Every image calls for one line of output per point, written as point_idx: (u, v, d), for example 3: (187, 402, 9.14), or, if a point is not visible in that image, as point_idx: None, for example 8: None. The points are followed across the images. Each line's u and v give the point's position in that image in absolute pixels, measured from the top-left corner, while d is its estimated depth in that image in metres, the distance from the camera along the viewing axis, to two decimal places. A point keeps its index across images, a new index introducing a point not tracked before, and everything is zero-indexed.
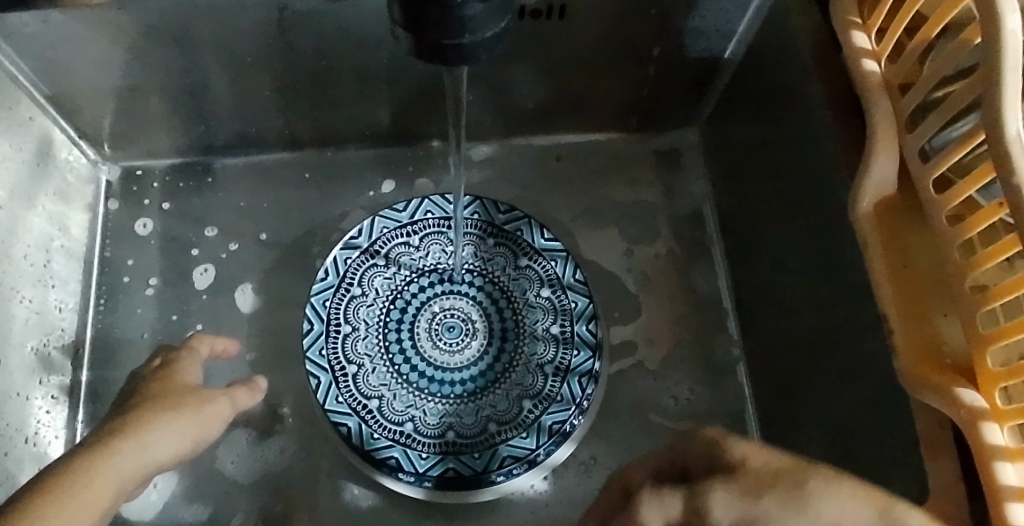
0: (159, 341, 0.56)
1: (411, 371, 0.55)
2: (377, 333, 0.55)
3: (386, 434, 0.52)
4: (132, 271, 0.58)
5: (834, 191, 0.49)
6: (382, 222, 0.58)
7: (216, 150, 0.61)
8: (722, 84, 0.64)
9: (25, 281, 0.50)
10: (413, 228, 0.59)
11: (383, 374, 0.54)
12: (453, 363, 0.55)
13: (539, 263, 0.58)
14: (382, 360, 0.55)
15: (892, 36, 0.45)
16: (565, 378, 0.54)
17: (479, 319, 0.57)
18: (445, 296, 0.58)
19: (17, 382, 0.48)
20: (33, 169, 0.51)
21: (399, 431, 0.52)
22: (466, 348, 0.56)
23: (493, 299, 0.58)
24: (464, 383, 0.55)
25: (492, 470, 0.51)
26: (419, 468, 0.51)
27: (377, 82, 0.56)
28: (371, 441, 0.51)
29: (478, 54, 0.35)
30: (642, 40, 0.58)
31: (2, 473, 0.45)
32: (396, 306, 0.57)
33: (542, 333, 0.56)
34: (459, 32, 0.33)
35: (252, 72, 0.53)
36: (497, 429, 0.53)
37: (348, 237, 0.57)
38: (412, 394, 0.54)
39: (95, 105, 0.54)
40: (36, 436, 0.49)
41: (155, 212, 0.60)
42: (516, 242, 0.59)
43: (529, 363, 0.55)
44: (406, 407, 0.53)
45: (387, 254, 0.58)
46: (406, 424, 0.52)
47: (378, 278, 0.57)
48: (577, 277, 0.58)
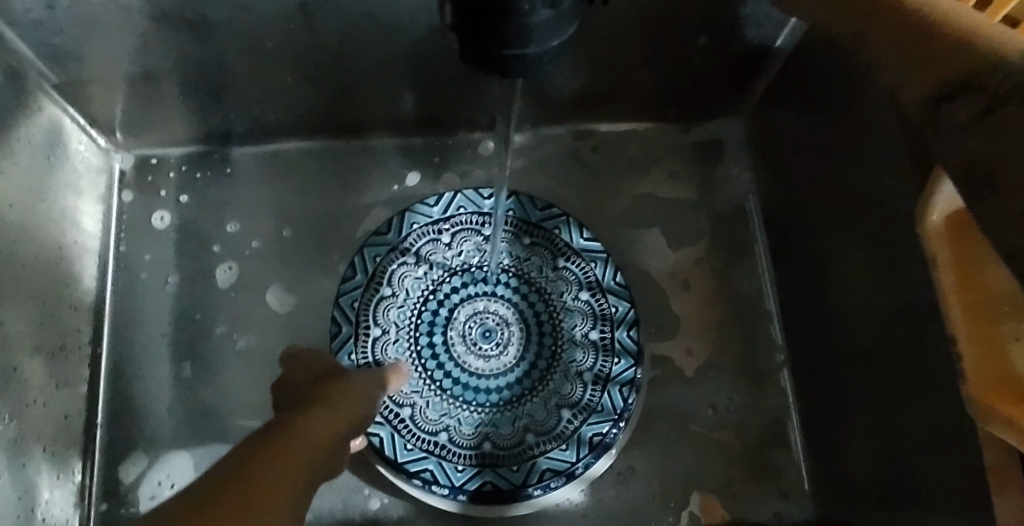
0: (181, 341, 0.54)
1: (445, 378, 0.52)
2: (408, 337, 0.53)
3: (420, 445, 0.50)
4: (150, 267, 0.55)
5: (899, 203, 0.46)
6: (412, 217, 0.55)
7: (232, 138, 0.57)
8: (770, 74, 0.59)
9: (38, 282, 0.47)
10: (445, 224, 0.56)
11: (414, 379, 0.52)
12: (488, 369, 0.53)
13: (578, 264, 0.55)
14: (414, 365, 0.52)
15: None
16: (604, 386, 0.52)
17: (515, 322, 0.55)
18: (478, 297, 0.55)
19: (36, 391, 0.46)
20: (43, 162, 0.48)
21: (434, 442, 0.50)
22: (502, 354, 0.53)
23: (529, 301, 0.55)
24: (499, 391, 0.52)
25: (531, 485, 0.49)
26: (454, 482, 0.49)
27: (404, 69, 0.52)
28: (404, 453, 0.49)
29: (543, 64, 0.29)
30: (691, 28, 0.54)
31: (21, 487, 0.43)
32: (428, 307, 0.54)
33: (580, 339, 0.54)
34: (523, 42, 0.27)
35: (270, 57, 0.49)
36: (535, 441, 0.51)
37: (377, 233, 0.54)
38: (445, 402, 0.52)
39: (103, 92, 0.51)
40: (56, 443, 0.47)
41: (172, 205, 0.57)
42: (552, 242, 0.56)
43: (567, 371, 0.53)
44: (440, 416, 0.51)
45: (417, 251, 0.55)
46: (441, 434, 0.50)
47: (408, 278, 0.54)
48: (617, 280, 0.55)
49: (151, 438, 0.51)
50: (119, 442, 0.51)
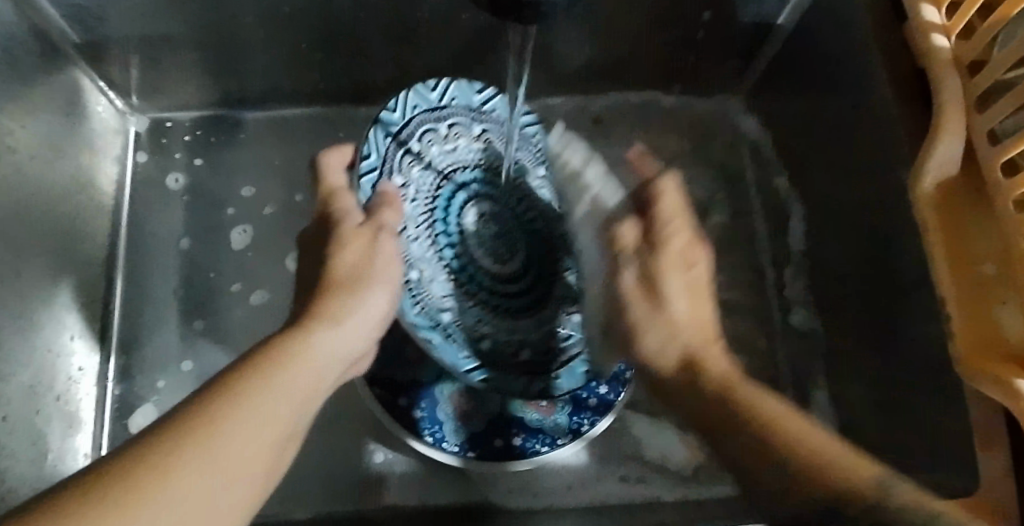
0: (192, 298, 0.55)
1: (452, 262, 0.52)
2: (424, 204, 0.51)
3: (427, 314, 0.49)
4: (164, 227, 0.56)
5: (893, 169, 0.47)
6: (456, 87, 0.52)
7: (247, 103, 0.59)
8: (772, 51, 0.61)
9: (56, 235, 0.48)
10: (480, 113, 0.54)
11: (424, 248, 0.51)
12: (491, 270, 0.54)
13: None
14: (424, 234, 0.51)
15: (965, 14, 0.42)
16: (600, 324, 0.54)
17: (521, 236, 0.56)
18: (489, 200, 0.56)
19: (52, 340, 0.47)
20: (62, 119, 0.49)
21: (440, 318, 0.49)
22: (506, 260, 0.55)
23: (534, 222, 0.56)
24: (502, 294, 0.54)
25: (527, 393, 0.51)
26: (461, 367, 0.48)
27: (416, 38, 0.54)
28: (414, 315, 0.48)
29: (559, 10, 0.31)
30: (696, 4, 0.56)
31: (34, 431, 0.44)
32: (445, 186, 0.53)
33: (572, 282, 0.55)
34: None
35: (287, 22, 0.51)
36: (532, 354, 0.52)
37: (423, 85, 0.51)
38: (449, 286, 0.51)
39: (122, 53, 0.52)
40: (68, 391, 0.49)
41: (186, 167, 0.58)
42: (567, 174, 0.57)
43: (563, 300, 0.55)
44: (444, 296, 0.51)
45: (449, 124, 0.52)
46: (445, 314, 0.50)
47: (435, 146, 0.51)
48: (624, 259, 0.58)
49: (161, 391, 0.52)
50: (130, 395, 0.52)
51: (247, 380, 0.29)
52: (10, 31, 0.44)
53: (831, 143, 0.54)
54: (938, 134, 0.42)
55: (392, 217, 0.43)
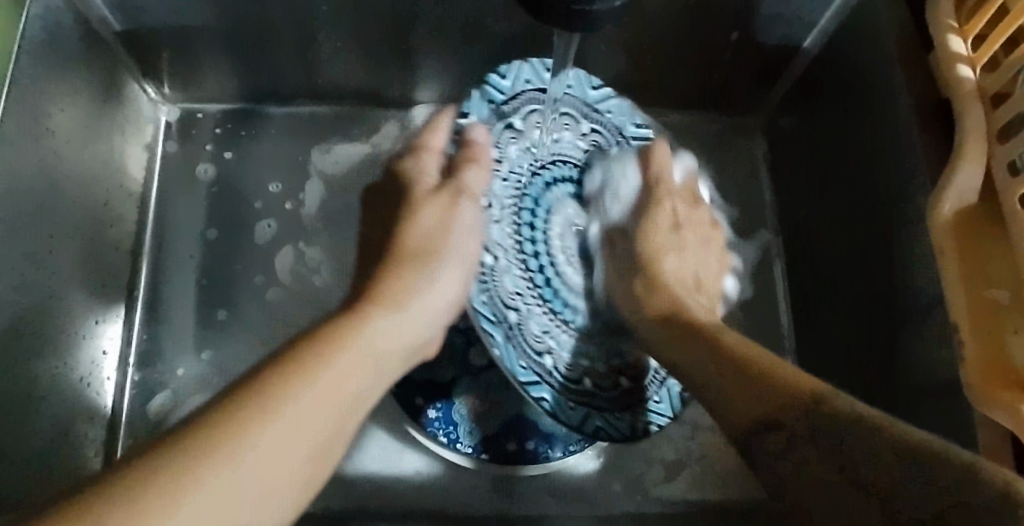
0: (214, 289, 0.55)
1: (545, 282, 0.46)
2: (510, 218, 0.46)
3: (533, 365, 0.42)
4: (189, 215, 0.57)
5: (913, 196, 0.48)
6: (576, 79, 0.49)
7: (278, 98, 0.60)
8: (795, 74, 0.62)
9: (87, 220, 0.49)
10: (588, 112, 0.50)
11: (504, 235, 0.45)
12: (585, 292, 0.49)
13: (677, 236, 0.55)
14: (513, 252, 0.46)
15: (991, 48, 0.43)
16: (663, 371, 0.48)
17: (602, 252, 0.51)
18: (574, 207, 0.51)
19: (78, 322, 0.48)
20: (99, 105, 0.50)
21: (541, 364, 0.43)
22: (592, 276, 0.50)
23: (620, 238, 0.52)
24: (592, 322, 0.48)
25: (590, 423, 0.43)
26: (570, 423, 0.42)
27: (450, 44, 0.55)
28: (522, 371, 0.41)
29: (604, 22, 0.31)
30: (725, 22, 0.57)
31: (55, 413, 0.45)
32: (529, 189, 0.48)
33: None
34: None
35: (327, 22, 0.52)
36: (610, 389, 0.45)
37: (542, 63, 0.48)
38: (547, 318, 0.45)
39: (162, 43, 0.53)
40: (90, 375, 0.49)
41: (215, 159, 0.59)
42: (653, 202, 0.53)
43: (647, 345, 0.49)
44: (543, 334, 0.44)
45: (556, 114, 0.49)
46: (546, 357, 0.43)
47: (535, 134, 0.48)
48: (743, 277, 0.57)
49: (180, 379, 0.53)
50: (149, 382, 0.52)
51: (301, 362, 0.28)
52: (55, 16, 0.45)
53: (850, 169, 0.55)
54: (957, 162, 0.43)
55: (475, 178, 0.43)
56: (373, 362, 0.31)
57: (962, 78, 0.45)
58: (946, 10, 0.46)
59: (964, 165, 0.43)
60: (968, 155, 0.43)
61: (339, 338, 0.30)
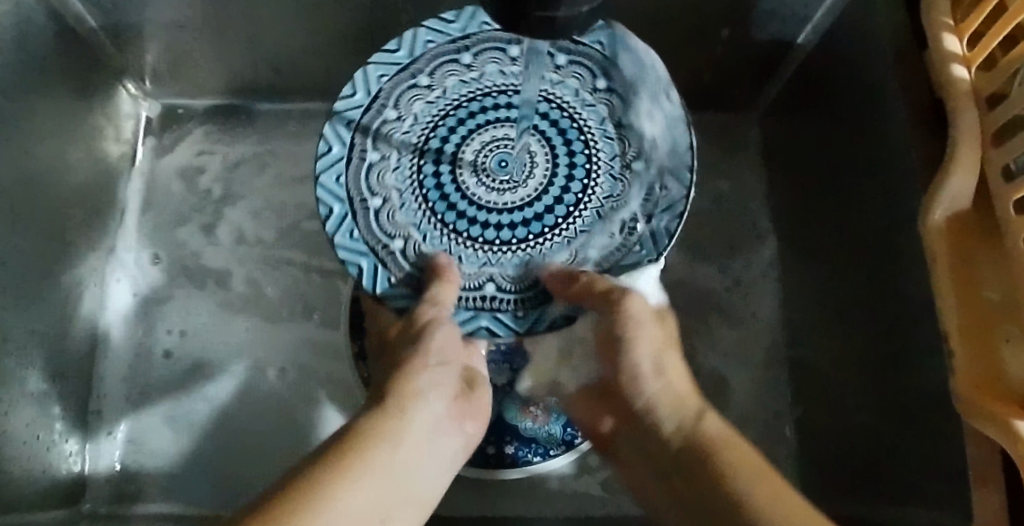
0: (189, 282, 0.59)
1: (461, 224, 0.38)
2: (413, 192, 0.39)
3: (458, 301, 0.36)
4: (167, 209, 0.61)
5: (905, 200, 0.47)
6: (426, 33, 0.42)
7: (261, 93, 0.62)
8: (788, 73, 0.61)
9: (62, 220, 0.52)
10: (464, 42, 0.42)
11: (409, 203, 0.39)
12: (509, 203, 0.38)
13: (630, 100, 0.41)
14: (426, 216, 0.38)
15: (987, 46, 0.41)
16: (631, 232, 0.38)
17: (550, 156, 0.39)
18: (494, 124, 0.40)
19: (55, 320, 0.51)
20: (76, 102, 0.53)
21: (477, 295, 0.37)
22: (526, 182, 0.39)
23: (566, 132, 0.40)
24: (529, 229, 0.38)
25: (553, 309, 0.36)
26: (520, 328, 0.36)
27: None
28: (447, 312, 0.36)
29: (573, 27, 0.29)
30: (713, 19, 0.56)
31: (28, 410, 0.48)
32: (431, 141, 0.40)
33: (605, 197, 0.38)
34: (553, 5, 0.27)
35: (305, 18, 0.52)
36: (592, 259, 0.38)
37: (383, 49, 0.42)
38: (479, 251, 0.38)
39: (142, 38, 0.55)
40: (67, 376, 0.53)
41: (196, 153, 0.62)
42: (596, 66, 0.42)
43: (590, 222, 0.38)
44: (479, 268, 0.37)
45: (426, 70, 0.41)
46: (485, 287, 0.37)
47: (416, 102, 0.41)
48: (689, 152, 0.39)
49: (151, 372, 0.57)
50: (122, 367, 0.57)
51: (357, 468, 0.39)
52: (27, 12, 0.46)
53: (842, 170, 0.54)
54: (952, 165, 0.41)
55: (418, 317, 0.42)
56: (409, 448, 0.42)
57: (956, 78, 0.43)
58: (941, 7, 0.45)
59: (955, 169, 0.41)
60: (961, 157, 0.41)
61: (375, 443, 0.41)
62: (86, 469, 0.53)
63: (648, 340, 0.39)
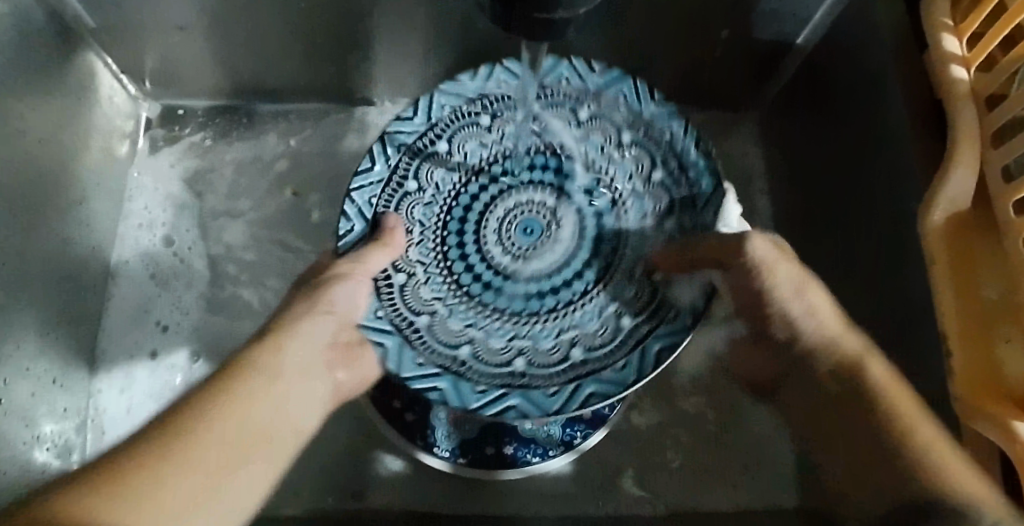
0: (187, 282, 0.59)
1: (481, 290, 0.45)
2: (435, 238, 0.45)
3: (501, 379, 0.39)
4: (166, 209, 0.61)
5: (905, 199, 0.47)
6: (440, 98, 0.46)
7: (259, 95, 0.62)
8: (788, 72, 0.61)
9: (59, 218, 0.52)
10: (481, 103, 0.47)
11: (431, 270, 0.44)
12: (537, 269, 0.46)
13: (649, 136, 0.46)
14: (438, 269, 0.45)
15: (986, 47, 0.41)
16: (679, 218, 0.44)
17: (567, 214, 0.47)
18: (514, 189, 0.48)
19: (52, 322, 0.51)
20: (72, 103, 0.53)
21: (512, 371, 0.40)
22: (545, 250, 0.46)
23: (586, 189, 0.47)
24: (568, 286, 0.45)
25: (680, 325, 0.40)
26: (621, 387, 0.38)
27: (439, 41, 0.54)
28: (515, 407, 0.37)
29: (570, 29, 0.29)
30: (711, 20, 0.56)
31: (30, 413, 0.48)
32: (453, 214, 0.46)
33: (648, 216, 0.46)
34: (552, 7, 0.27)
35: (303, 18, 0.52)
36: (661, 277, 0.43)
37: (399, 116, 0.46)
38: (509, 324, 0.43)
39: (139, 39, 0.55)
40: (64, 378, 0.52)
41: (194, 155, 0.63)
42: (609, 117, 0.47)
43: (641, 242, 0.45)
44: (511, 340, 0.42)
45: (448, 140, 0.46)
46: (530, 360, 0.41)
47: (437, 173, 0.46)
48: (656, 99, 0.46)
49: (143, 373, 0.57)
50: (118, 367, 0.57)
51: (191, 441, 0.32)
52: (26, 12, 0.46)
53: (841, 170, 0.54)
54: (951, 166, 0.41)
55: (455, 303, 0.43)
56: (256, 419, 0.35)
57: (955, 80, 0.43)
58: (941, 8, 0.44)
59: (953, 170, 0.41)
60: (961, 158, 0.41)
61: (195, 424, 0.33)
62: (87, 461, 0.54)
63: (784, 276, 0.40)
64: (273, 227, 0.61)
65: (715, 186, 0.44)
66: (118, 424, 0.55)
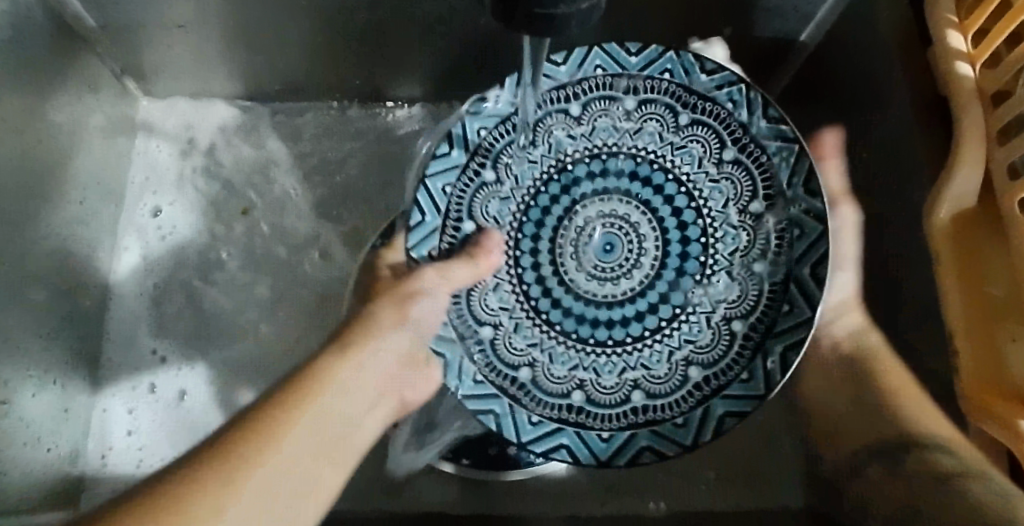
0: (191, 282, 0.60)
1: (566, 321, 0.45)
2: (509, 274, 0.45)
3: (617, 424, 0.41)
4: (168, 209, 0.62)
5: (910, 197, 0.46)
6: (480, 123, 0.45)
7: (259, 93, 0.62)
8: (792, 69, 0.61)
9: (59, 217, 0.52)
10: (515, 121, 0.44)
11: (506, 296, 0.45)
12: (611, 296, 0.45)
13: (703, 112, 0.42)
14: (523, 311, 0.45)
15: (992, 44, 0.41)
16: (695, 109, 0.42)
17: (647, 230, 0.46)
18: (596, 196, 0.46)
19: (52, 323, 0.51)
20: (72, 103, 0.53)
21: (629, 409, 0.41)
22: (622, 278, 0.45)
23: (659, 190, 0.45)
24: (646, 318, 0.44)
25: (794, 196, 0.41)
26: (692, 439, 0.40)
27: (437, 38, 0.54)
28: (607, 447, 0.40)
29: (572, 25, 0.29)
30: (715, 17, 0.56)
31: (32, 414, 0.48)
32: (523, 235, 0.46)
33: (721, 173, 0.43)
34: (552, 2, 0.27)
35: (303, 17, 0.52)
36: (734, 156, 0.42)
37: (437, 159, 0.44)
38: (608, 358, 0.43)
39: (139, 37, 0.54)
40: (65, 379, 0.52)
41: (195, 155, 0.63)
42: (664, 100, 0.43)
43: (695, 166, 0.44)
44: (616, 376, 0.43)
45: (495, 162, 0.45)
46: (634, 396, 0.42)
47: (493, 201, 0.45)
48: (707, 69, 0.42)
49: (144, 377, 0.57)
50: (120, 367, 0.57)
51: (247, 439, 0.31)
52: (26, 12, 0.46)
53: None
54: (955, 164, 0.41)
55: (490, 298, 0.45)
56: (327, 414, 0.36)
57: (959, 79, 0.42)
58: (946, 3, 0.44)
59: (957, 168, 0.41)
60: (965, 156, 0.41)
61: (309, 387, 0.37)
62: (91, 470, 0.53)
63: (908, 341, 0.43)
64: (274, 227, 0.61)
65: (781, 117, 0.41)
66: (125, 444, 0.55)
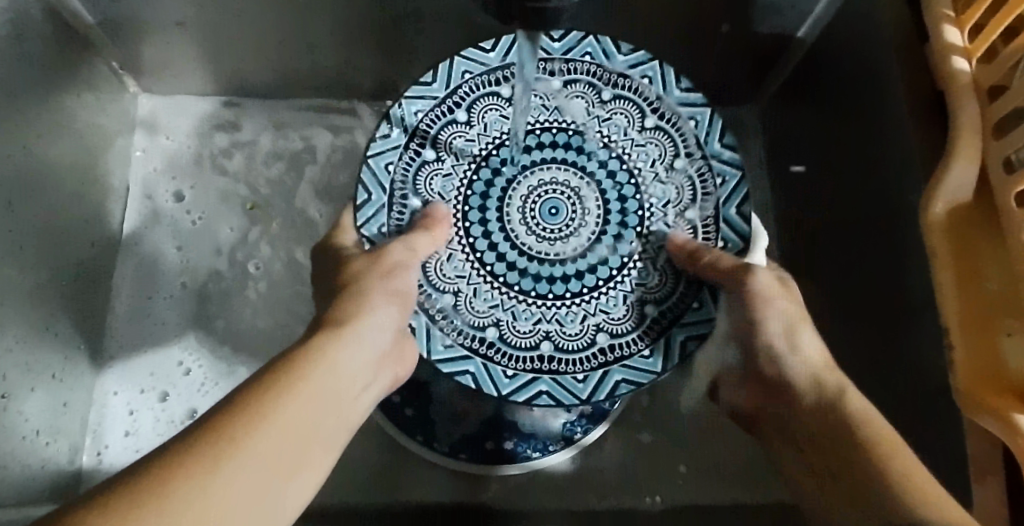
0: (189, 276, 0.60)
1: (519, 279, 0.45)
2: (460, 243, 0.46)
3: (586, 365, 0.43)
4: (167, 205, 0.62)
5: (906, 192, 0.46)
6: (415, 104, 0.47)
7: (258, 89, 0.62)
8: (790, 64, 0.61)
9: (59, 212, 0.52)
10: (453, 101, 0.48)
11: (461, 265, 0.45)
12: (565, 252, 0.46)
13: (625, 87, 0.48)
14: (480, 277, 0.45)
15: (988, 38, 0.40)
16: (615, 86, 0.48)
17: (590, 195, 0.47)
18: (541, 166, 0.47)
19: (52, 317, 0.51)
20: (72, 99, 0.53)
21: (594, 350, 0.43)
22: (572, 236, 0.46)
23: (598, 158, 0.48)
24: (595, 271, 0.45)
25: (710, 151, 0.47)
26: (656, 367, 0.43)
27: (433, 32, 0.54)
28: (583, 386, 0.42)
29: (564, 20, 0.29)
30: (713, 12, 0.56)
31: (31, 408, 0.48)
32: (470, 205, 0.47)
33: (646, 137, 0.48)
34: None
35: (302, 14, 0.52)
36: (655, 123, 0.48)
37: (378, 139, 0.46)
38: (565, 309, 0.44)
39: (139, 34, 0.55)
40: (63, 373, 0.52)
41: (193, 150, 0.63)
42: (591, 78, 0.48)
43: (622, 134, 0.48)
44: (576, 323, 0.44)
45: (436, 140, 0.47)
46: (596, 337, 0.43)
47: (436, 179, 0.47)
48: (623, 51, 0.48)
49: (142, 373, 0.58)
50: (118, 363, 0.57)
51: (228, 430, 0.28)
52: (25, 10, 0.47)
53: (841, 168, 0.54)
54: (952, 158, 0.41)
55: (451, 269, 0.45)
56: (317, 401, 0.33)
57: (955, 73, 0.42)
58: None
59: (953, 163, 0.41)
60: (961, 150, 0.40)
61: (299, 364, 0.34)
62: (89, 464, 0.54)
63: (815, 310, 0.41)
64: (273, 223, 0.62)
65: (704, 105, 0.48)
66: (121, 445, 0.55)
